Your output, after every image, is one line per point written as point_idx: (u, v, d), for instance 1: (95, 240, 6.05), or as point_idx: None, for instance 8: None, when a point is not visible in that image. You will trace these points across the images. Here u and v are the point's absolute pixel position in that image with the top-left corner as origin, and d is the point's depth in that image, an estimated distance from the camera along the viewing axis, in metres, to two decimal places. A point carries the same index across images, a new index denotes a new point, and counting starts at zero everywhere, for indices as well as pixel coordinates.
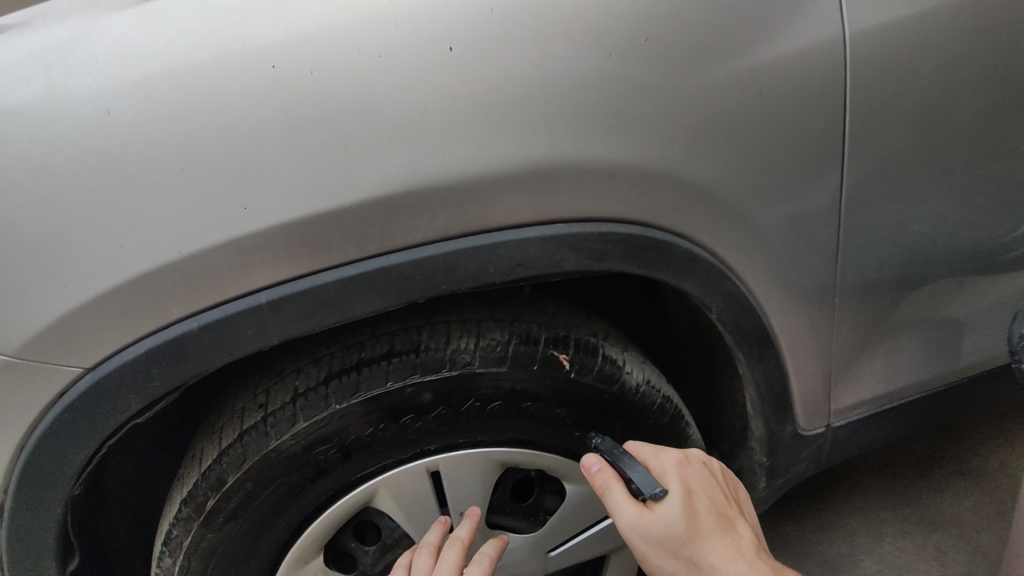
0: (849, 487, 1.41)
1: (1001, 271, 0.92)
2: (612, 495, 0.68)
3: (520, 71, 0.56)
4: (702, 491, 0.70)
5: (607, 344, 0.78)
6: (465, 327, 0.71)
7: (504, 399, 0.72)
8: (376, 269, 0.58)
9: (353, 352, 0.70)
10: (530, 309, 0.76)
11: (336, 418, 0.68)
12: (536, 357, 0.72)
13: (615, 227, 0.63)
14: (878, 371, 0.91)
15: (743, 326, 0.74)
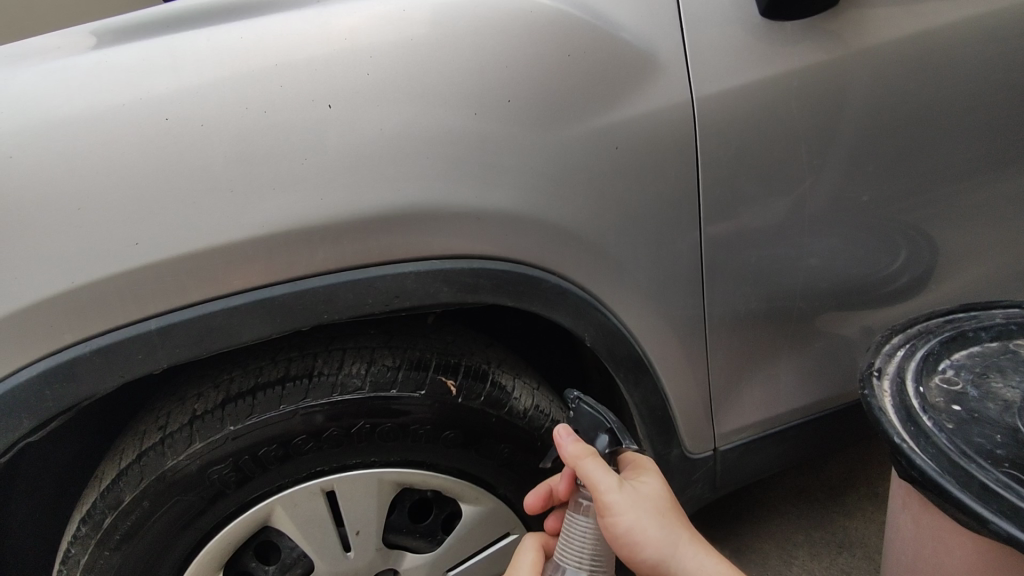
0: (766, 511, 1.47)
1: (866, 305, 1.02)
2: (588, 464, 0.68)
3: (394, 126, 0.64)
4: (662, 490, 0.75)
5: (498, 371, 0.84)
6: (359, 354, 0.77)
7: (393, 422, 0.78)
8: (259, 299, 0.64)
9: (250, 376, 0.74)
10: (426, 338, 0.82)
11: (231, 439, 0.73)
12: (425, 382, 0.78)
13: (486, 264, 0.70)
14: (756, 397, 0.99)
15: (618, 354, 0.81)
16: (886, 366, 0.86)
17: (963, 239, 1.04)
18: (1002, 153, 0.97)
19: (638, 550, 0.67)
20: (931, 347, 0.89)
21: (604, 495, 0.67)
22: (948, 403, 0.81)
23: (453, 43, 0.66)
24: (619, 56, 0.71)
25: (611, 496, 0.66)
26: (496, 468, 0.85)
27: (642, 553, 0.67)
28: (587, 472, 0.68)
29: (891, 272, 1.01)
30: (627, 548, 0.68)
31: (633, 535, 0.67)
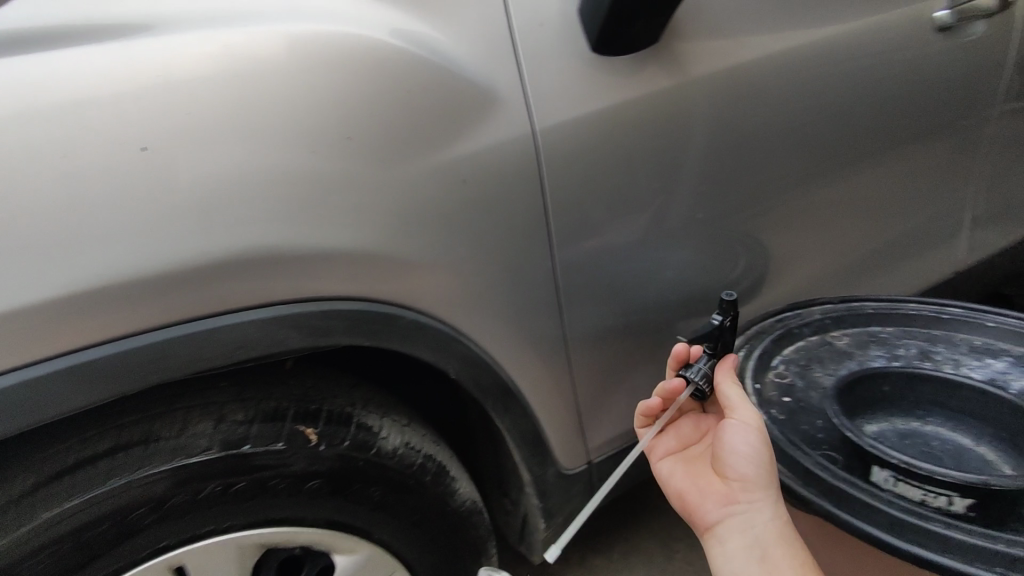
0: (648, 512, 1.54)
1: (711, 311, 1.11)
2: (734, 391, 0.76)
3: (221, 169, 0.60)
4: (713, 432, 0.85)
5: (364, 413, 0.81)
6: (205, 410, 0.71)
7: (247, 480, 0.72)
8: (75, 364, 0.57)
9: (71, 450, 0.65)
10: (284, 385, 0.77)
11: (49, 525, 0.64)
12: (281, 433, 0.73)
13: (338, 305, 0.67)
14: (622, 407, 1.04)
15: (483, 383, 0.82)
16: (730, 368, 0.94)
17: (786, 247, 1.17)
18: (808, 170, 1.11)
19: (740, 444, 0.72)
20: (764, 347, 0.99)
21: (730, 399, 0.75)
22: (780, 395, 0.90)
23: (284, 80, 0.63)
24: (461, 91, 0.72)
25: (746, 407, 0.74)
26: (369, 513, 0.82)
27: (730, 455, 0.73)
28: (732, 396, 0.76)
29: (729, 281, 1.11)
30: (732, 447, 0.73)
31: (737, 434, 0.73)
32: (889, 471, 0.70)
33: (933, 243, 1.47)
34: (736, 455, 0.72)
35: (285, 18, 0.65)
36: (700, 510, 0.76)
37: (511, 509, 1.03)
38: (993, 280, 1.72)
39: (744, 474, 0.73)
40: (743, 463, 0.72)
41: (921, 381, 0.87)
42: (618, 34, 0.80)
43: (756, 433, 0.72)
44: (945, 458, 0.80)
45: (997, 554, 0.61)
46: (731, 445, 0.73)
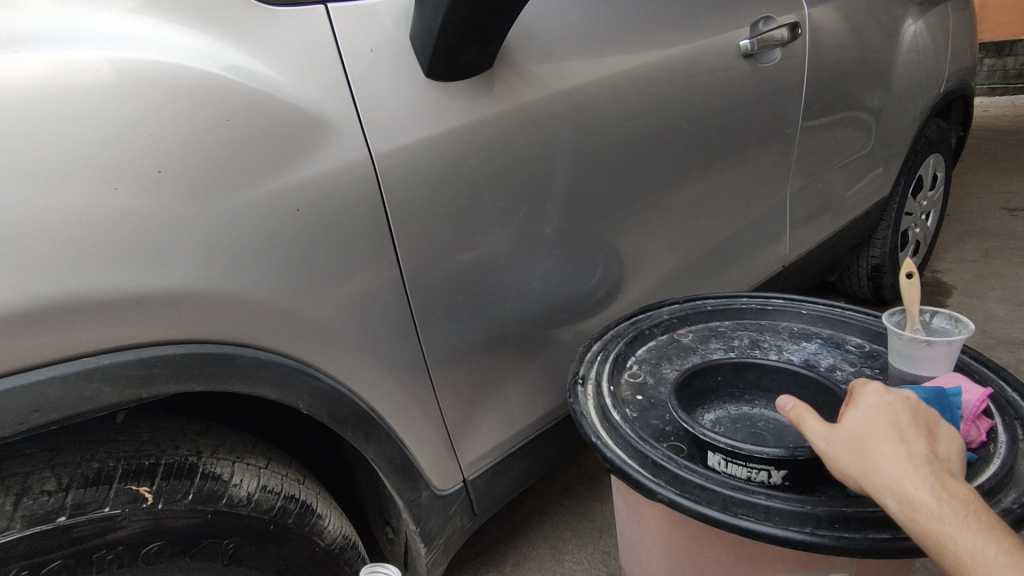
0: (538, 520, 1.56)
1: (572, 319, 1.17)
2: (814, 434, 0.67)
3: (1, 213, 0.54)
4: (892, 429, 0.61)
5: (211, 460, 0.75)
6: (4, 487, 0.62)
7: (63, 557, 0.64)
8: None
9: None
10: (110, 443, 0.69)
11: None
12: (106, 498, 0.66)
13: (160, 351, 0.63)
14: (493, 421, 1.05)
15: (340, 414, 0.79)
16: (587, 372, 0.99)
17: (635, 254, 1.25)
18: (646, 182, 1.20)
19: (884, 461, 0.60)
20: (619, 349, 1.05)
21: (822, 446, 0.66)
22: (632, 394, 0.96)
23: (76, 114, 0.58)
24: (288, 117, 0.70)
25: (836, 451, 0.64)
26: (223, 568, 0.77)
27: (874, 489, 0.60)
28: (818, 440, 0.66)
29: (586, 290, 1.17)
30: (846, 473, 0.63)
31: (849, 459, 0.63)
32: (719, 455, 0.77)
33: (763, 241, 1.65)
34: (879, 477, 0.60)
35: (74, 43, 0.59)
36: None
37: (392, 536, 1.02)
38: (817, 267, 1.96)
39: (893, 493, 0.58)
40: (885, 488, 0.59)
41: (744, 369, 0.98)
42: (451, 60, 0.82)
43: (890, 444, 0.60)
44: (767, 435, 0.91)
45: (806, 515, 0.69)
46: (865, 465, 0.61)
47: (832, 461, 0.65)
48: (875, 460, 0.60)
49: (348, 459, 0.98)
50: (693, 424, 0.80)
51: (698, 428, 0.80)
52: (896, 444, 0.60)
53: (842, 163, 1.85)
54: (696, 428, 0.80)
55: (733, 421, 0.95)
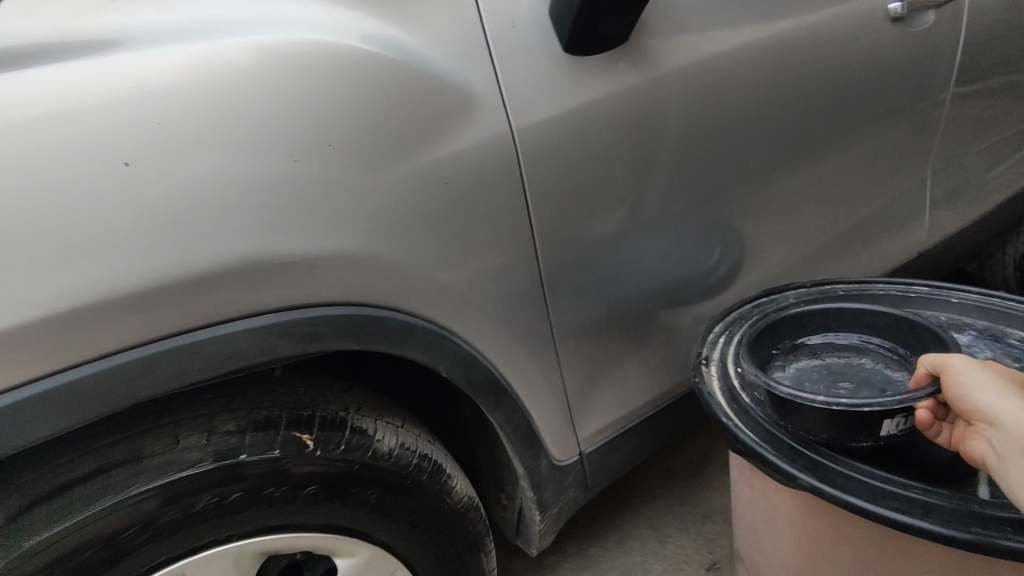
0: (640, 500, 1.56)
1: (692, 299, 1.14)
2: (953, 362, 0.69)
3: (202, 182, 0.61)
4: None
5: (358, 416, 0.82)
6: (197, 424, 0.71)
7: (244, 490, 0.72)
8: (54, 387, 0.57)
9: (60, 472, 0.64)
10: (274, 394, 0.77)
11: (45, 548, 0.63)
12: (276, 441, 0.74)
13: (325, 311, 0.68)
14: (611, 397, 1.06)
15: (474, 379, 0.83)
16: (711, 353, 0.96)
17: (759, 234, 1.20)
18: (775, 159, 1.15)
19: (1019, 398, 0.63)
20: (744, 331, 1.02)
21: (958, 370, 0.68)
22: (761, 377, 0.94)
23: (262, 90, 0.64)
24: (437, 93, 0.73)
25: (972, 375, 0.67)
26: (366, 515, 0.82)
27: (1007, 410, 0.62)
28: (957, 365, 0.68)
29: (706, 270, 1.14)
30: (960, 394, 0.67)
31: (973, 382, 0.66)
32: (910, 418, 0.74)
33: (897, 225, 1.53)
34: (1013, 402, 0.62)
35: (257, 28, 0.65)
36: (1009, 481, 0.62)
37: (506, 502, 1.06)
38: (958, 254, 1.79)
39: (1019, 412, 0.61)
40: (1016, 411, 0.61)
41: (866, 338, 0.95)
42: (589, 34, 0.82)
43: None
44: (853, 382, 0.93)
45: (972, 514, 0.66)
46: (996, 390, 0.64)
47: (951, 381, 0.68)
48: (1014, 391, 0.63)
49: (468, 427, 1.02)
50: (812, 397, 0.74)
51: (825, 401, 0.74)
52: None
53: (994, 138, 1.66)
54: (820, 402, 0.74)
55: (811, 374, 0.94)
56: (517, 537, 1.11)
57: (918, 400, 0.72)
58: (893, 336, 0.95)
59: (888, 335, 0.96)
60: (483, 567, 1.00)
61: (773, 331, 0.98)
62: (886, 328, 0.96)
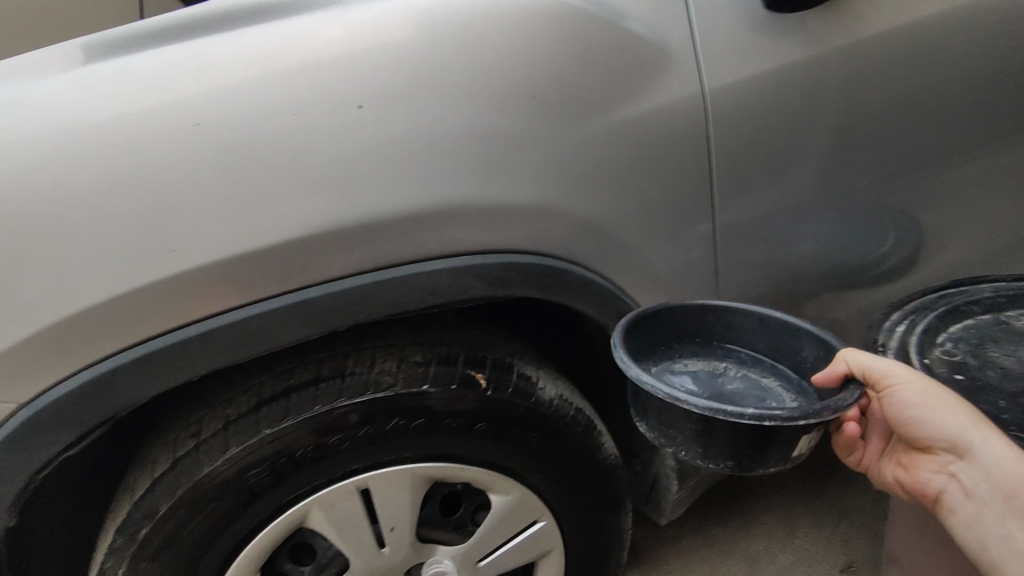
0: (769, 490, 1.49)
1: (862, 283, 1.06)
2: (878, 369, 0.75)
3: (422, 128, 0.65)
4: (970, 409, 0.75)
5: (523, 363, 0.86)
6: (389, 351, 0.78)
7: (426, 416, 0.79)
8: (295, 301, 0.64)
9: (283, 379, 0.75)
10: (450, 333, 0.84)
11: (267, 442, 0.73)
12: (455, 376, 0.80)
13: (515, 259, 0.72)
14: None
15: (639, 340, 0.84)
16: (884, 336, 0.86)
17: (948, 218, 1.09)
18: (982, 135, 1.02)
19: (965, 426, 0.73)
20: (930, 322, 0.93)
21: (890, 379, 0.74)
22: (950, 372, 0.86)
23: (477, 43, 0.67)
24: (634, 51, 0.73)
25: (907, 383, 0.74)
26: (525, 457, 0.87)
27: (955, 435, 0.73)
28: (886, 372, 0.74)
29: (882, 253, 1.06)
30: (918, 419, 0.75)
31: (926, 404, 0.74)
32: None
33: None
34: (959, 425, 0.73)
35: None
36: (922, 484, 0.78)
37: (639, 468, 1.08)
38: None
39: (986, 437, 0.73)
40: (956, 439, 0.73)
41: None
42: None
43: (964, 411, 0.74)
44: (744, 395, 0.86)
45: None
46: (948, 412, 0.74)
47: (896, 393, 0.75)
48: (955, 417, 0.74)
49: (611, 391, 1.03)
50: (739, 411, 0.68)
51: (754, 415, 0.68)
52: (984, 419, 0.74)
53: None
54: (749, 416, 0.68)
55: (689, 380, 0.87)
56: (650, 503, 1.12)
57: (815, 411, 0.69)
58: (767, 338, 0.87)
59: (762, 339, 0.88)
60: (621, 527, 1.02)
61: (695, 326, 0.87)
62: (752, 328, 0.87)
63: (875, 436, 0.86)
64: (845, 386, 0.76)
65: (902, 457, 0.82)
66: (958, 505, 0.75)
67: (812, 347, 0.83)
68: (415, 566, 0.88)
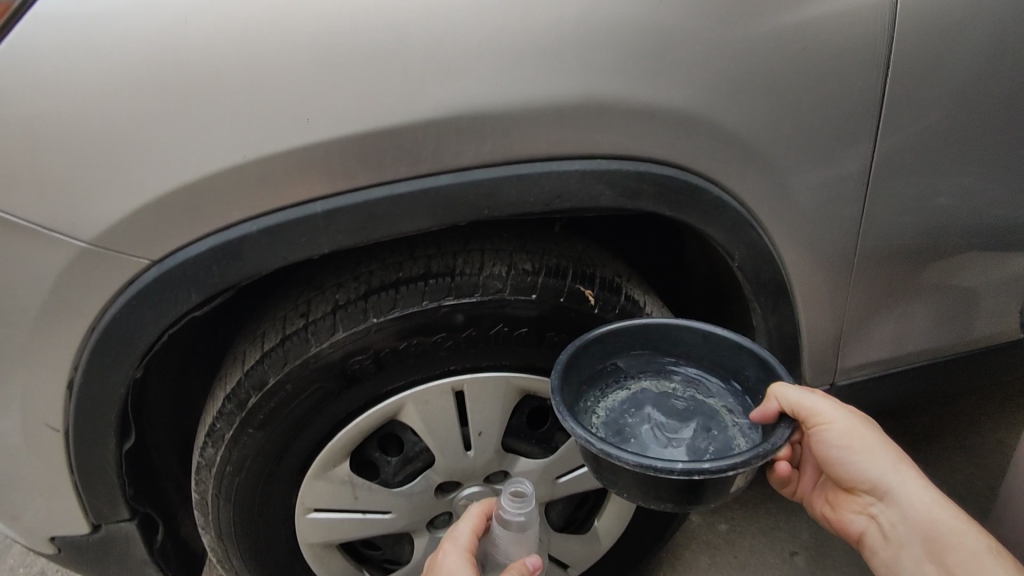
0: None
1: (1016, 244, 0.94)
2: (809, 410, 0.69)
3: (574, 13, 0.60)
4: (883, 446, 0.71)
5: (630, 286, 0.83)
6: (499, 256, 0.75)
7: (529, 326, 0.77)
8: (422, 188, 0.61)
9: (392, 271, 0.74)
10: (559, 246, 0.80)
11: (373, 331, 0.73)
12: (563, 290, 0.77)
13: (652, 169, 0.66)
14: (885, 331, 0.93)
15: (762, 277, 0.78)
16: None
17: None
18: None
19: (903, 466, 0.70)
20: None
21: (821, 418, 0.69)
22: None
23: None
24: None
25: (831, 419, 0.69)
26: None
27: (895, 476, 0.70)
28: (814, 409, 0.68)
29: None
30: (844, 459, 0.71)
31: (849, 444, 0.70)
32: None
33: None
34: (890, 467, 0.70)
35: None
36: (847, 520, 0.76)
37: None
38: None
39: (904, 479, 0.69)
40: (900, 482, 0.69)
41: None
42: None
43: (893, 452, 0.71)
44: (689, 416, 0.77)
45: None
46: (886, 454, 0.70)
47: (828, 434, 0.70)
48: (893, 457, 0.70)
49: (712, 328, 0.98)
50: (667, 467, 0.61)
51: (685, 469, 0.62)
52: (896, 457, 0.70)
53: None
54: (678, 472, 0.62)
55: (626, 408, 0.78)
56: None
57: (772, 450, 0.65)
58: (711, 353, 0.79)
59: (708, 356, 0.80)
60: None
61: (636, 343, 0.79)
62: (697, 343, 0.79)
63: (810, 467, 0.84)
64: (776, 423, 0.70)
65: (829, 493, 0.80)
66: (879, 546, 0.72)
67: (753, 366, 0.76)
68: (497, 474, 0.89)
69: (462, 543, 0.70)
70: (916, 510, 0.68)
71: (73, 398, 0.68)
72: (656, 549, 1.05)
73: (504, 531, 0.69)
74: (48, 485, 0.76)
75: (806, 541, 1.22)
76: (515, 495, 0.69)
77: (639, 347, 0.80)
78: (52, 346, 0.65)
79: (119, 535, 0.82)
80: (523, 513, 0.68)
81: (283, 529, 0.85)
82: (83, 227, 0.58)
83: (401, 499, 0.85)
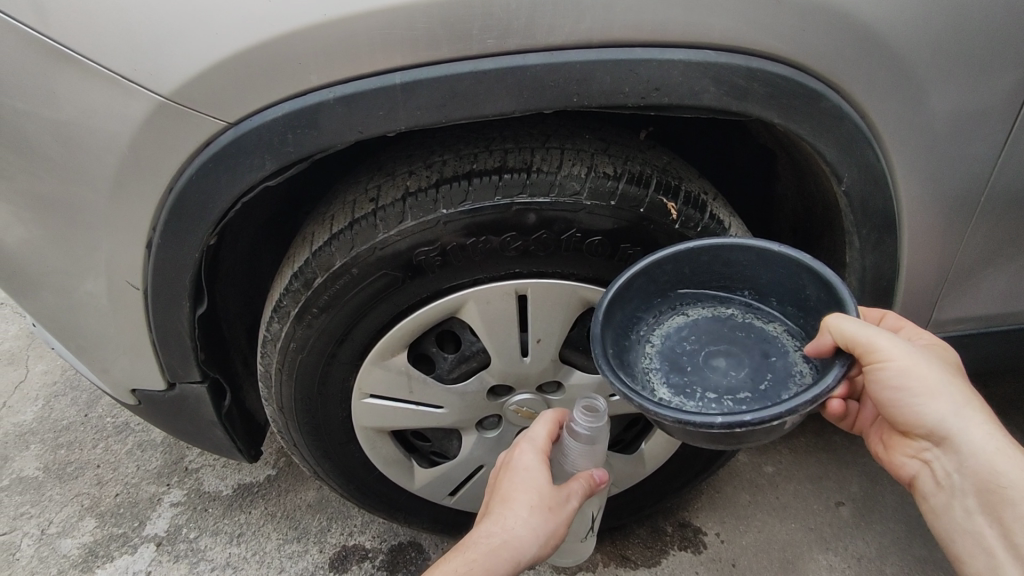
0: None
1: None
2: (869, 348, 0.58)
3: None
4: (952, 388, 0.61)
5: (716, 205, 0.76)
6: (579, 157, 0.71)
7: (604, 235, 0.73)
8: (509, 66, 0.57)
9: (466, 163, 0.71)
10: (645, 154, 0.74)
11: (441, 223, 0.71)
12: (644, 200, 0.71)
13: (768, 66, 0.59)
14: (997, 284, 0.83)
15: (869, 206, 0.70)
16: None
17: None
18: None
19: (968, 411, 0.61)
20: None
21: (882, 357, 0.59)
22: None
23: None
24: None
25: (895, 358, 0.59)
26: None
27: (958, 421, 0.61)
28: (875, 346, 0.58)
29: None
30: (902, 400, 0.63)
31: (908, 385, 0.61)
32: None
33: None
34: (953, 411, 0.61)
35: None
36: (899, 462, 0.69)
37: None
38: None
39: (967, 424, 0.61)
40: (961, 428, 0.61)
41: None
42: None
43: (961, 395, 0.61)
44: (747, 343, 0.69)
45: None
46: (951, 397, 0.61)
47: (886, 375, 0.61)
48: (960, 400, 0.61)
49: None
50: (706, 422, 0.54)
51: (724, 424, 0.54)
52: (963, 400, 0.61)
53: None
54: (717, 427, 0.54)
55: (678, 334, 0.71)
56: None
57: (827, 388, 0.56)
58: (769, 276, 0.69)
59: (768, 278, 0.69)
60: None
61: (684, 270, 0.70)
62: (755, 265, 0.69)
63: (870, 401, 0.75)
64: (830, 361, 0.60)
65: (886, 434, 0.72)
66: (929, 494, 0.65)
67: (814, 286, 0.65)
68: (550, 384, 0.88)
69: (537, 443, 0.70)
70: (977, 460, 0.60)
71: (151, 258, 0.70)
72: (700, 479, 1.04)
73: (573, 442, 0.70)
74: (129, 341, 0.80)
75: (855, 494, 1.18)
76: (587, 410, 0.70)
77: (687, 274, 0.71)
78: (132, 204, 0.66)
79: (189, 396, 0.87)
80: (592, 428, 0.69)
81: (338, 410, 0.88)
82: (161, 80, 0.57)
83: (453, 396, 0.86)
